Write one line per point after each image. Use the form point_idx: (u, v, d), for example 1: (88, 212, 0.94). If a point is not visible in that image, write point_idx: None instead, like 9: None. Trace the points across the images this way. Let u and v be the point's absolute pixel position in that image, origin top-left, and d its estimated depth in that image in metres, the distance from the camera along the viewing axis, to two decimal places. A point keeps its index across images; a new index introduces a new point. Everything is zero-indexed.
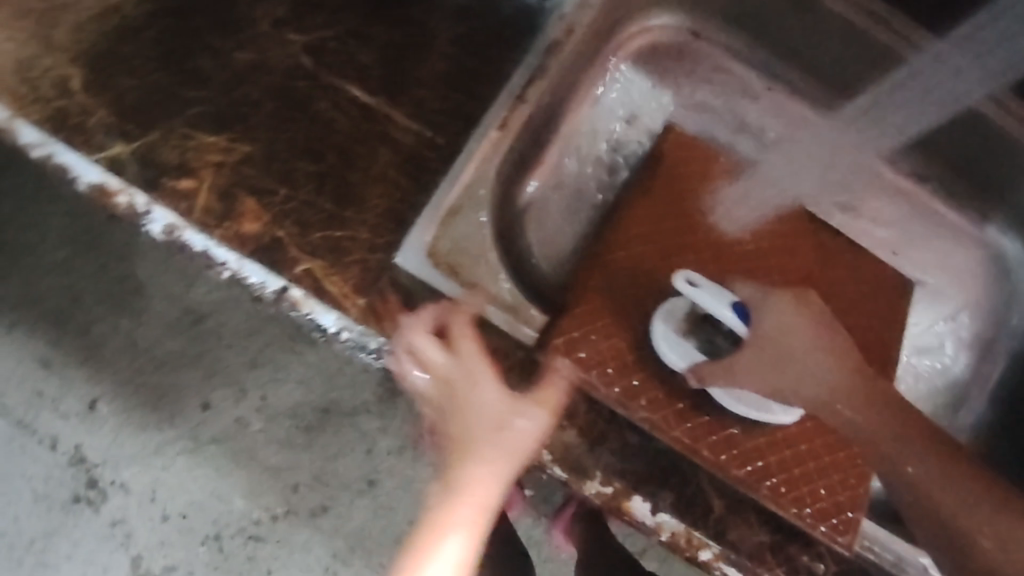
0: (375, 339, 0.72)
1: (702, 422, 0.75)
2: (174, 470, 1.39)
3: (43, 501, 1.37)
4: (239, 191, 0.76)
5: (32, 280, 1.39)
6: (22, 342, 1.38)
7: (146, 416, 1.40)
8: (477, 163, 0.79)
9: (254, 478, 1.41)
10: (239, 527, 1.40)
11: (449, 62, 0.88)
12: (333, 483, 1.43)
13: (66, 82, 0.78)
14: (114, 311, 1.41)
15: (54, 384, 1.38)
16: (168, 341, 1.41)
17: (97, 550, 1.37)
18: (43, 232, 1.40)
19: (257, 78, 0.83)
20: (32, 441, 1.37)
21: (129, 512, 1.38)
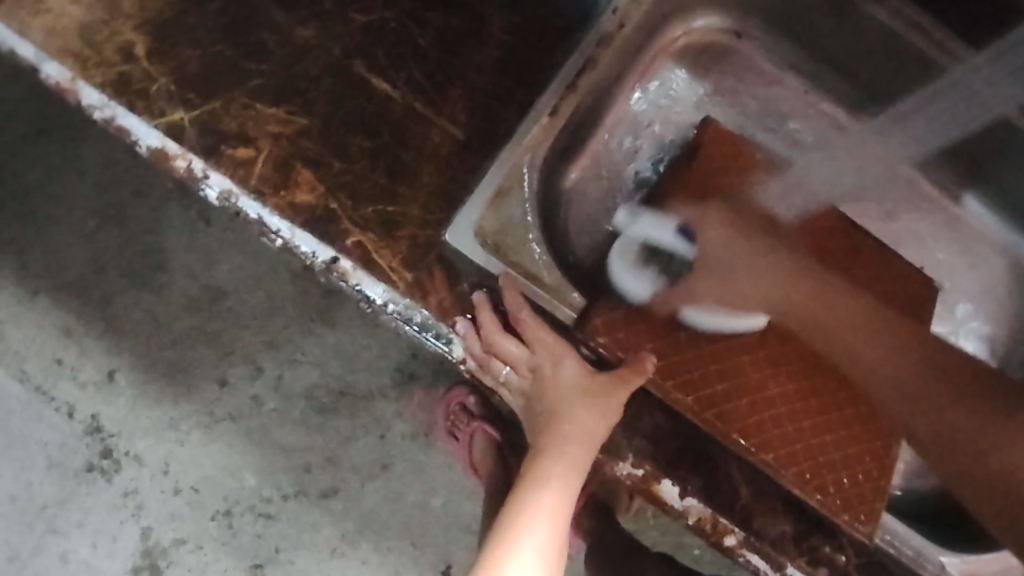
0: (420, 313, 0.76)
1: (734, 406, 0.78)
2: (190, 444, 1.32)
3: (57, 469, 1.30)
4: (296, 162, 0.80)
5: (54, 247, 1.30)
6: (44, 307, 1.30)
7: (165, 389, 1.32)
8: (526, 147, 0.81)
9: (269, 457, 1.33)
10: (250, 504, 1.33)
11: (504, 47, 0.89)
12: (345, 465, 1.34)
13: (130, 48, 0.80)
14: (136, 285, 1.32)
15: (74, 352, 1.30)
16: (188, 317, 1.32)
17: (107, 520, 1.30)
18: (68, 205, 1.30)
19: (315, 53, 0.86)
20: (48, 407, 1.30)
21: (142, 484, 1.31)
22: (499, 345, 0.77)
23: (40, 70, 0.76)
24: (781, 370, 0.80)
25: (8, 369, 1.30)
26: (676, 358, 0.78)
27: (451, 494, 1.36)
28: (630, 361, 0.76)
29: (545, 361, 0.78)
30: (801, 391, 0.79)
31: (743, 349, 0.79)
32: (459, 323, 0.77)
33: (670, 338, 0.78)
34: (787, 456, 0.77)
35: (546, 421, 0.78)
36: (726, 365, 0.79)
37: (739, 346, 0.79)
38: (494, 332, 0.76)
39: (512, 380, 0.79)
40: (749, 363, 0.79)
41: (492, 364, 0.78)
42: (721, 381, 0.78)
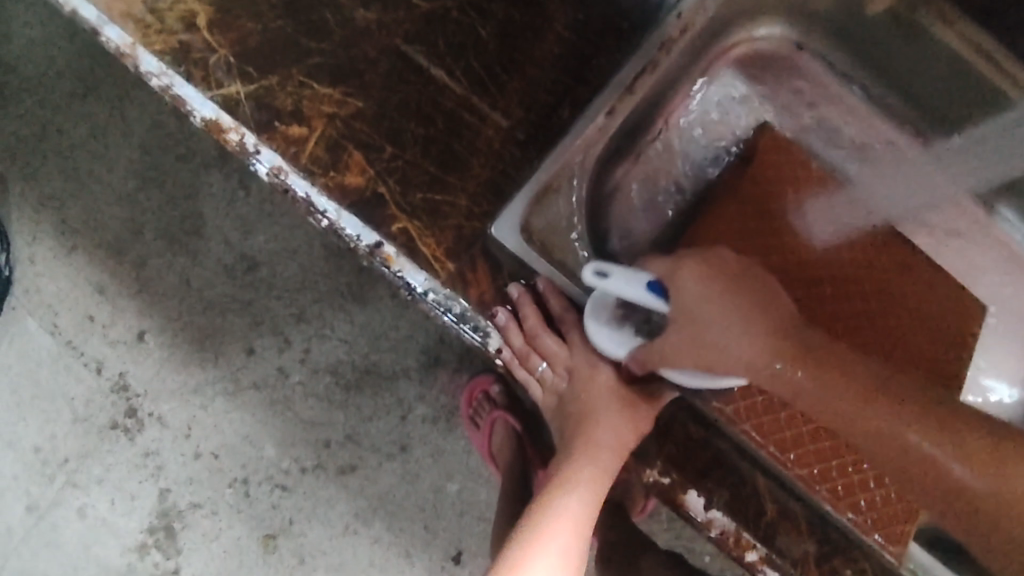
0: (461, 304, 0.76)
1: (774, 417, 0.77)
2: (214, 409, 1.33)
3: (82, 424, 1.31)
4: (348, 143, 0.80)
5: (96, 206, 1.32)
6: (80, 262, 1.32)
7: (193, 353, 1.33)
8: (581, 146, 0.81)
9: (290, 429, 1.34)
10: (267, 475, 1.33)
11: (564, 44, 0.87)
12: (364, 444, 1.34)
13: (192, 18, 0.80)
14: (171, 247, 1.33)
15: (106, 310, 1.32)
16: (221, 284, 1.33)
17: (127, 478, 1.32)
18: (110, 162, 1.32)
19: (376, 35, 0.85)
20: (78, 361, 1.31)
21: (164, 445, 1.32)
22: (541, 340, 0.78)
23: (100, 32, 0.78)
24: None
25: (41, 323, 1.31)
26: None
27: (467, 480, 1.36)
28: (666, 373, 0.77)
29: (582, 362, 0.79)
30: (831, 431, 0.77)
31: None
32: (498, 314, 0.77)
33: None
34: (821, 472, 0.77)
35: (576, 420, 0.79)
36: (768, 378, 0.76)
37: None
38: (538, 327, 0.77)
39: (548, 376, 0.82)
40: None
41: (530, 358, 0.80)
42: (761, 393, 0.76)
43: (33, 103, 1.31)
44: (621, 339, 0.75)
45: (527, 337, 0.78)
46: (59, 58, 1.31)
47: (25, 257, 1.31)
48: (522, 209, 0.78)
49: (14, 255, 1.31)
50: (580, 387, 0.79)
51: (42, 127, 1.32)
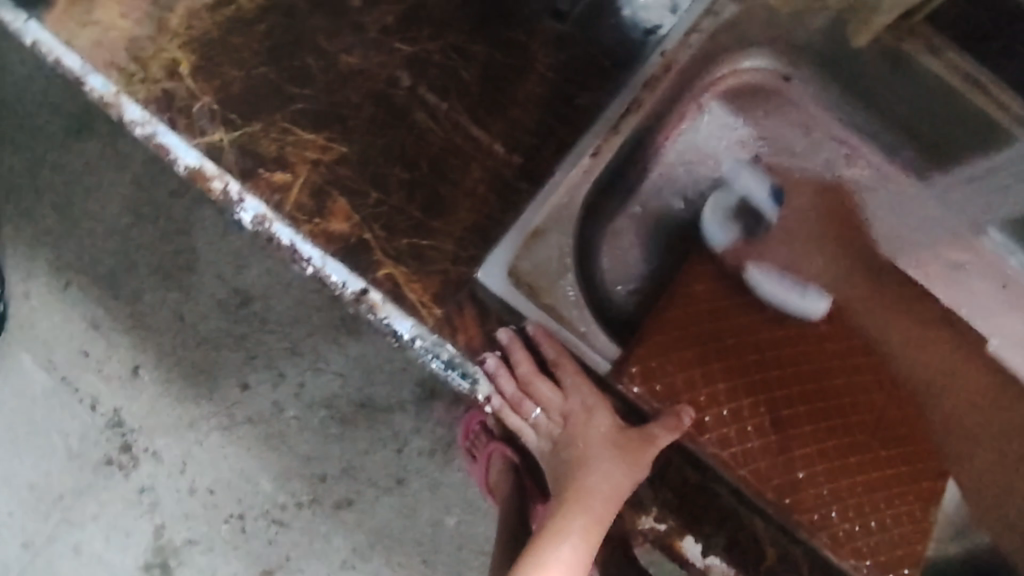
0: (448, 350, 0.74)
1: (772, 463, 0.74)
2: (209, 445, 1.31)
3: (77, 460, 1.30)
4: (332, 189, 0.79)
5: (88, 244, 1.31)
6: (76, 297, 1.31)
7: (188, 389, 1.31)
8: (568, 187, 0.80)
9: (286, 463, 1.32)
10: (262, 510, 1.31)
11: (547, 83, 0.87)
12: (361, 477, 1.32)
13: (175, 66, 0.81)
14: (164, 283, 1.31)
15: (100, 346, 1.31)
16: (216, 319, 1.32)
17: (121, 515, 1.30)
18: (104, 201, 1.31)
19: (359, 81, 0.85)
20: (73, 399, 1.30)
21: (158, 481, 1.30)
22: (535, 387, 0.76)
23: (84, 82, 0.78)
24: (822, 425, 0.76)
25: (36, 358, 1.30)
26: (729, 404, 0.75)
27: (465, 513, 1.34)
28: (663, 418, 0.72)
29: (577, 410, 0.75)
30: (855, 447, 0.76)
31: (779, 404, 0.76)
32: (487, 361, 0.75)
33: (707, 391, 0.75)
34: (821, 518, 0.73)
35: (569, 471, 0.74)
36: (764, 422, 0.75)
37: (780, 399, 0.76)
38: (530, 372, 0.75)
39: (541, 424, 0.77)
40: (789, 416, 0.76)
41: (522, 406, 0.76)
42: (759, 436, 0.74)
43: (22, 143, 1.31)
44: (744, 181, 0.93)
45: (520, 383, 0.76)
46: (53, 96, 1.30)
47: (19, 292, 1.31)
48: (509, 253, 0.78)
49: (8, 292, 1.30)
50: (573, 436, 0.75)
51: (36, 164, 1.31)
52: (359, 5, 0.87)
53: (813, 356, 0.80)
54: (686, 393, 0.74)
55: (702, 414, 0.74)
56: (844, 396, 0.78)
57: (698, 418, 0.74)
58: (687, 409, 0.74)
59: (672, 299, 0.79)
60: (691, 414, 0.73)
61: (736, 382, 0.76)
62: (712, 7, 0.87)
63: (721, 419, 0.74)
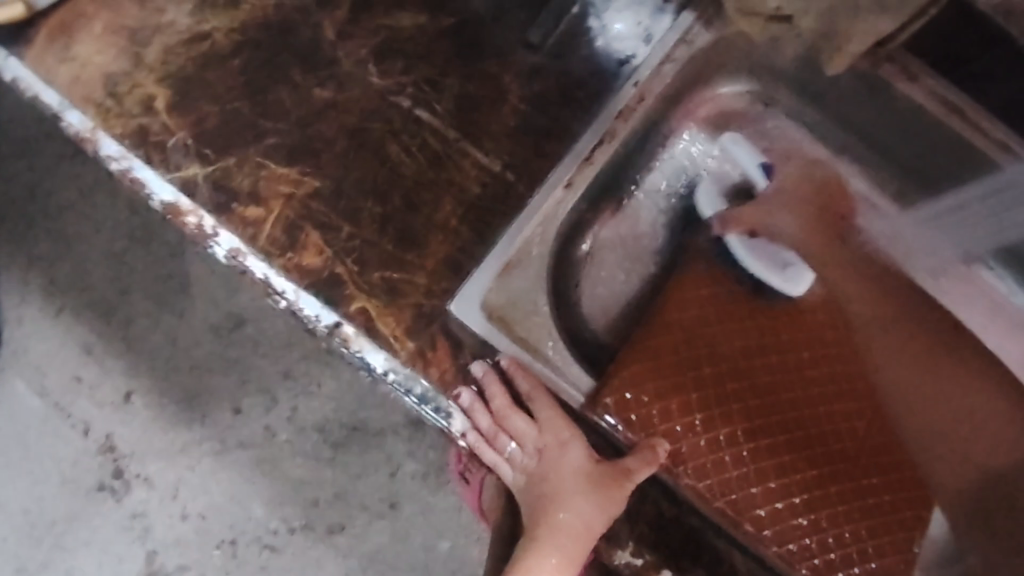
0: (421, 384, 0.75)
1: (750, 494, 0.73)
2: (201, 470, 1.26)
3: (69, 485, 1.25)
4: (306, 223, 0.80)
5: (83, 268, 1.27)
6: (67, 323, 1.27)
7: (180, 413, 1.27)
8: (540, 220, 0.81)
9: (278, 489, 1.26)
10: (255, 535, 1.26)
11: (519, 115, 0.86)
12: (353, 502, 1.26)
13: (151, 101, 0.82)
14: (159, 307, 1.27)
15: (94, 370, 1.27)
16: (208, 343, 1.27)
17: (114, 541, 1.25)
18: (98, 225, 1.28)
19: (332, 114, 0.85)
20: (65, 423, 1.26)
21: (151, 506, 1.26)
22: (510, 421, 0.74)
23: (62, 117, 0.80)
24: (803, 456, 0.76)
25: (30, 385, 1.26)
26: (706, 435, 0.74)
27: (459, 538, 1.27)
28: (640, 451, 0.71)
29: (552, 445, 0.73)
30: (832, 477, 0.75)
31: (758, 434, 0.76)
32: (461, 395, 0.75)
33: (684, 420, 0.75)
34: (799, 549, 0.72)
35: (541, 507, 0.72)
36: (742, 452, 0.74)
37: (759, 429, 0.76)
38: (505, 406, 0.74)
39: (516, 459, 0.74)
40: (768, 447, 0.75)
41: (497, 440, 0.74)
42: (735, 467, 0.74)
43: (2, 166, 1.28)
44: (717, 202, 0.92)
45: (495, 417, 0.74)
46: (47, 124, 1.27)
47: (13, 317, 1.27)
48: (482, 287, 0.78)
49: (4, 318, 1.27)
50: (549, 470, 0.72)
51: (32, 190, 1.28)
52: (333, 38, 0.87)
53: (796, 386, 0.80)
54: (663, 424, 0.74)
55: (678, 443, 0.74)
56: (827, 427, 0.78)
57: (673, 448, 0.73)
58: (664, 443, 0.73)
59: (652, 326, 0.79)
60: (666, 446, 0.72)
61: (714, 412, 0.75)
62: (685, 36, 0.84)
63: (698, 448, 0.74)
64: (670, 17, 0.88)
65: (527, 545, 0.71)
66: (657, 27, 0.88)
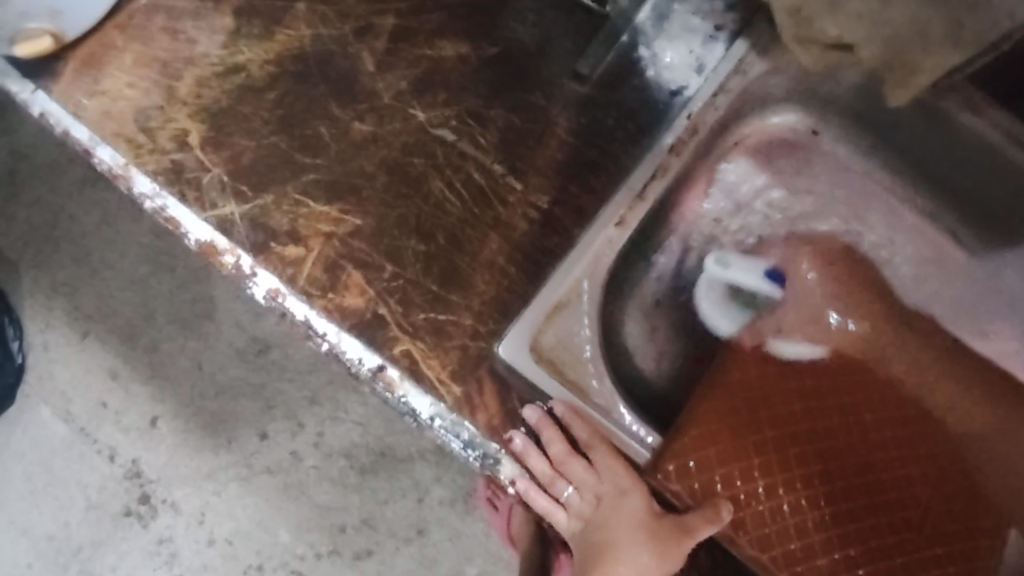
0: (468, 429, 0.72)
1: (818, 566, 0.68)
2: (227, 495, 1.20)
3: (94, 511, 1.20)
4: (347, 263, 0.77)
5: (108, 293, 1.23)
6: (94, 347, 1.22)
7: (206, 440, 1.21)
8: (590, 259, 0.77)
9: (304, 514, 1.20)
10: (282, 562, 1.20)
11: (568, 149, 0.83)
12: (382, 528, 1.20)
13: (185, 136, 0.80)
14: (182, 330, 1.22)
15: (118, 397, 1.22)
16: (234, 367, 1.22)
17: (140, 567, 1.19)
18: (122, 249, 1.23)
19: (372, 148, 0.82)
20: (91, 450, 1.21)
21: (177, 532, 1.20)
22: (567, 467, 0.70)
23: (93, 154, 0.77)
24: (868, 523, 0.70)
25: (54, 411, 1.22)
26: (771, 503, 0.69)
27: (487, 564, 1.19)
28: (703, 508, 0.66)
29: (610, 493, 0.69)
30: (895, 536, 0.70)
31: (821, 501, 0.70)
32: (515, 440, 0.72)
33: (746, 488, 0.69)
34: None
35: (590, 558, 0.68)
36: (805, 521, 0.69)
37: (823, 495, 0.70)
38: (562, 451, 0.70)
39: (572, 506, 0.70)
40: (831, 515, 0.69)
41: (552, 485, 0.70)
42: (797, 537, 0.69)
43: (19, 189, 1.24)
44: (730, 314, 0.83)
45: (551, 462, 0.71)
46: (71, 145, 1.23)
47: (38, 342, 1.23)
48: (531, 329, 0.75)
49: (27, 341, 1.23)
50: (605, 519, 0.68)
51: (55, 214, 1.24)
52: (372, 69, 0.84)
53: (858, 446, 0.72)
54: (721, 492, 0.69)
55: (741, 511, 0.68)
56: (891, 494, 0.71)
57: (736, 515, 0.68)
58: (727, 503, 0.68)
59: (716, 380, 0.74)
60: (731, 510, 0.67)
61: (777, 478, 0.70)
62: (739, 65, 0.82)
63: (760, 516, 0.68)
64: (722, 46, 0.84)
65: None
66: (711, 57, 0.84)
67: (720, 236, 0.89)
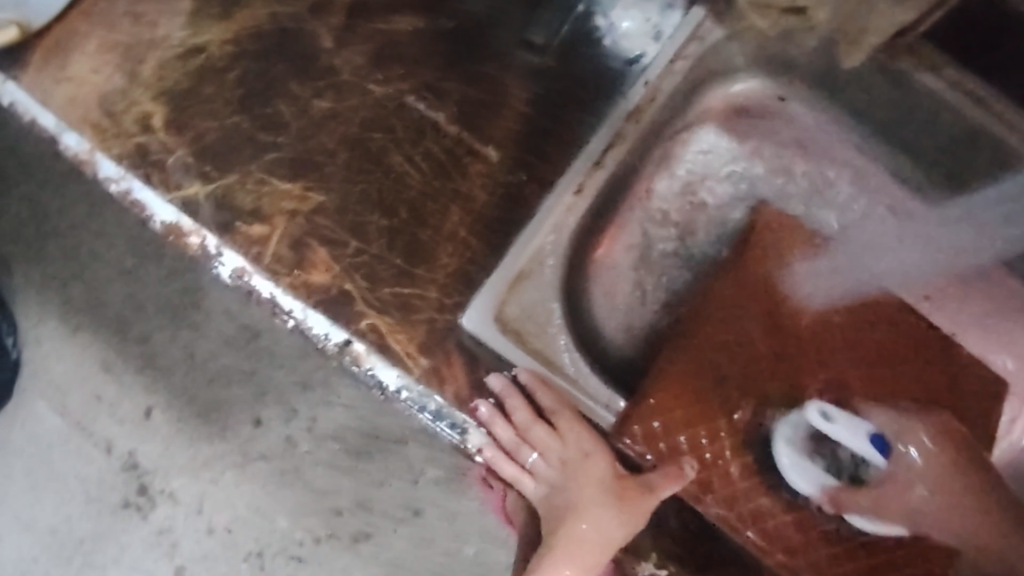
0: (434, 400, 0.71)
1: (784, 522, 0.69)
2: (223, 483, 1.20)
3: (95, 503, 1.20)
4: (312, 240, 0.78)
5: (98, 285, 1.21)
6: (84, 340, 1.21)
7: (200, 429, 1.20)
8: (553, 225, 0.78)
9: (300, 498, 1.20)
10: (281, 546, 1.19)
11: (525, 120, 0.83)
12: (376, 510, 1.20)
13: (149, 119, 0.81)
14: (172, 321, 1.21)
15: (112, 389, 1.21)
16: (223, 355, 1.21)
17: (142, 558, 1.19)
18: (110, 241, 1.21)
19: (332, 125, 0.83)
20: (88, 442, 1.20)
21: (177, 521, 1.20)
22: (532, 433, 0.71)
23: (60, 140, 0.76)
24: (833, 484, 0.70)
25: (51, 404, 1.20)
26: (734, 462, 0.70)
27: (482, 542, 1.19)
28: (664, 467, 0.69)
29: (575, 457, 0.70)
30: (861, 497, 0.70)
31: None
32: (481, 409, 0.72)
33: (712, 448, 0.70)
34: None
35: (554, 521, 0.69)
36: (771, 480, 0.70)
37: None
38: (526, 419, 0.71)
39: (539, 471, 0.71)
40: None
41: (518, 452, 0.71)
42: (763, 495, 0.70)
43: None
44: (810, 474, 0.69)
45: (516, 429, 0.72)
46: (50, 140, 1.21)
47: (32, 339, 1.21)
48: (494, 299, 0.75)
49: (20, 336, 1.21)
50: (570, 482, 0.69)
51: (41, 209, 1.22)
52: (330, 46, 0.85)
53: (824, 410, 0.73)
54: (685, 454, 0.69)
55: (707, 471, 0.69)
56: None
57: (703, 475, 0.69)
58: (690, 460, 0.69)
59: (678, 345, 0.73)
60: (693, 466, 0.69)
61: (741, 438, 0.71)
62: (697, 32, 0.82)
63: (727, 476, 0.70)
64: (680, 12, 0.83)
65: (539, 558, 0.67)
66: (667, 24, 0.84)
67: (694, 193, 0.89)
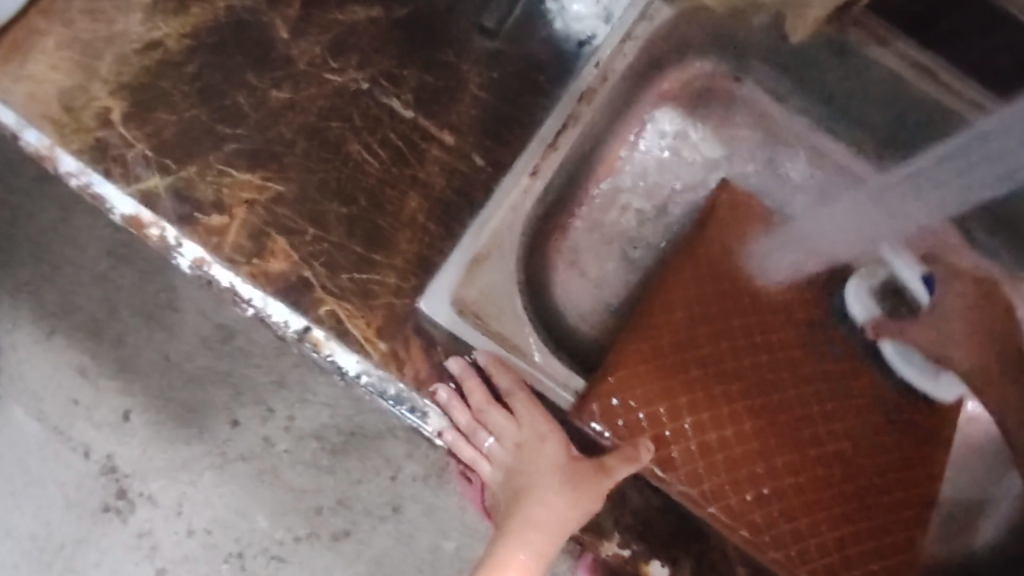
0: (395, 385, 0.72)
1: (748, 498, 0.70)
2: (203, 485, 1.16)
3: (75, 508, 1.14)
4: (271, 229, 0.78)
5: (73, 291, 1.15)
6: (62, 344, 1.15)
7: (180, 431, 1.15)
8: (509, 207, 0.79)
9: (278, 498, 1.16)
10: (261, 547, 1.16)
11: (483, 105, 0.86)
12: (357, 507, 1.16)
13: (108, 114, 0.80)
14: (148, 322, 1.16)
15: (89, 393, 1.15)
16: (201, 357, 1.16)
17: (122, 562, 1.14)
18: (82, 244, 1.15)
19: (290, 116, 0.84)
20: (65, 447, 1.15)
21: (157, 523, 1.15)
22: (488, 417, 0.71)
23: (21, 137, 0.75)
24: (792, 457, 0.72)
25: (28, 411, 1.14)
26: (692, 440, 0.71)
27: (463, 537, 1.17)
28: (622, 448, 0.68)
29: (530, 439, 0.71)
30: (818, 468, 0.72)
31: (747, 436, 0.72)
32: (440, 393, 0.72)
33: (672, 425, 0.71)
34: (800, 552, 0.69)
35: (511, 502, 0.70)
36: (733, 455, 0.71)
37: (749, 431, 0.72)
38: (483, 402, 0.72)
39: (495, 454, 0.72)
40: (758, 448, 0.72)
41: (476, 435, 0.72)
42: (725, 471, 0.70)
43: None
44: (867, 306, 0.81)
45: (473, 413, 0.72)
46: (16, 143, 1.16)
47: (7, 343, 1.15)
48: (452, 280, 0.77)
49: None
50: (525, 464, 0.70)
51: (12, 212, 1.14)
52: (287, 36, 0.86)
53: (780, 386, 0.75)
54: (642, 433, 0.71)
55: (669, 448, 0.70)
56: (822, 426, 0.74)
57: (662, 452, 0.70)
58: (647, 443, 0.69)
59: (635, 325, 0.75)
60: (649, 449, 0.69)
61: (701, 415, 0.72)
62: (646, 11, 0.84)
63: (689, 453, 0.70)
64: None
65: (497, 541, 0.68)
66: (617, 5, 0.88)
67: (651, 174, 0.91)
